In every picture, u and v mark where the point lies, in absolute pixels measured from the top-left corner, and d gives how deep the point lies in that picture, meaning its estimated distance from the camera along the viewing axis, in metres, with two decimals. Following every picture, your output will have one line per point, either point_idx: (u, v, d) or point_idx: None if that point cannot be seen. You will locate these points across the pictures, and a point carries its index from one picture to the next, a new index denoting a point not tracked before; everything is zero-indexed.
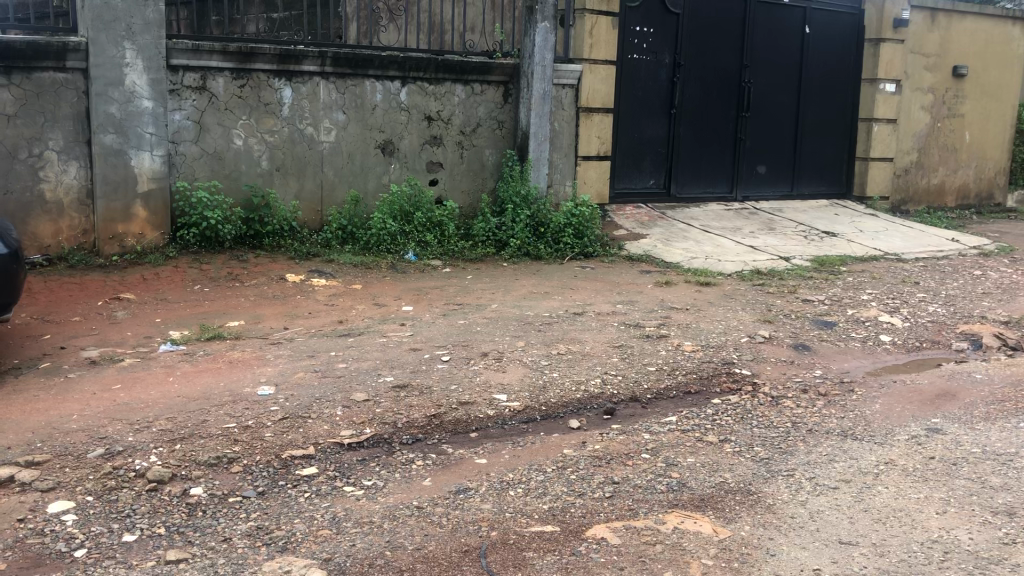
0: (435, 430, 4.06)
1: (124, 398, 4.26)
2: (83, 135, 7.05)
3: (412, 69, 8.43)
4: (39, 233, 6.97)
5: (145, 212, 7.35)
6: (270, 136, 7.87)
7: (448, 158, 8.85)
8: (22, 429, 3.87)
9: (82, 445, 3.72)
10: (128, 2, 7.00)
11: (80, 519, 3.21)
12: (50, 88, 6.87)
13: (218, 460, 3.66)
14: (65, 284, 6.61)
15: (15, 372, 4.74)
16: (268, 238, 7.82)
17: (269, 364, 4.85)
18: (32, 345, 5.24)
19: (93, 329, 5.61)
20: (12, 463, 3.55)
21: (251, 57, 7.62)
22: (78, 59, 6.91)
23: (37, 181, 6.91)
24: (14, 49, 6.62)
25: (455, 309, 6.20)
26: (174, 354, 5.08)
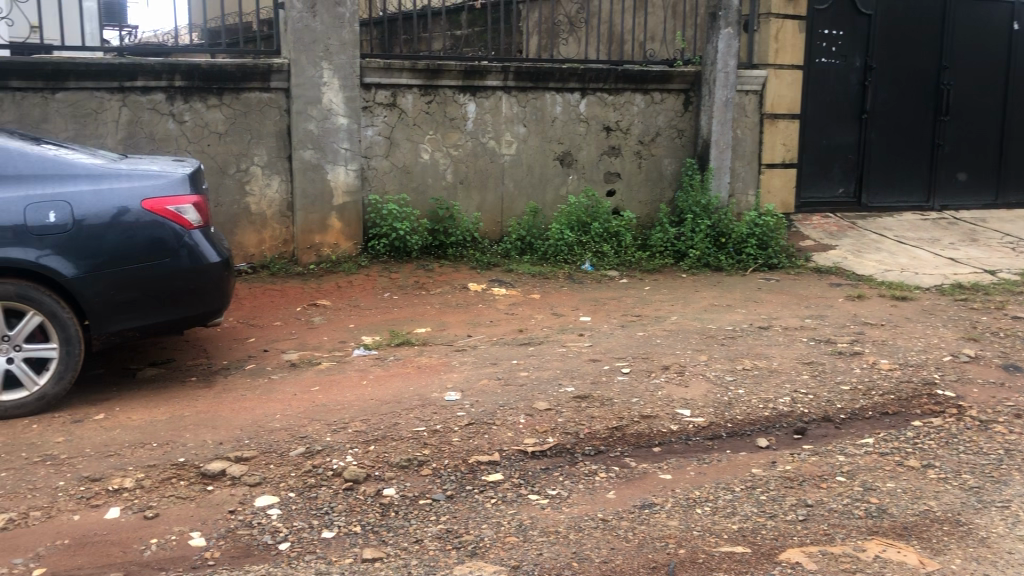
0: (618, 442, 4.03)
1: (321, 400, 4.49)
2: (284, 151, 7.50)
3: (591, 81, 8.45)
4: (245, 242, 7.48)
5: (340, 224, 7.73)
6: (455, 150, 8.11)
7: (626, 168, 8.82)
8: (231, 426, 4.15)
9: (284, 443, 3.94)
10: (326, 24, 7.40)
11: (284, 514, 3.39)
12: (256, 107, 7.35)
13: (409, 462, 3.78)
14: (267, 290, 7.05)
15: (224, 373, 5.10)
16: (452, 248, 8.04)
17: (454, 370, 4.97)
18: (239, 347, 5.62)
19: (292, 334, 5.94)
20: (224, 457, 3.81)
21: (438, 74, 7.87)
22: (281, 80, 7.37)
23: (244, 195, 7.41)
24: (227, 72, 7.15)
25: (635, 321, 6.16)
26: (367, 358, 5.30)
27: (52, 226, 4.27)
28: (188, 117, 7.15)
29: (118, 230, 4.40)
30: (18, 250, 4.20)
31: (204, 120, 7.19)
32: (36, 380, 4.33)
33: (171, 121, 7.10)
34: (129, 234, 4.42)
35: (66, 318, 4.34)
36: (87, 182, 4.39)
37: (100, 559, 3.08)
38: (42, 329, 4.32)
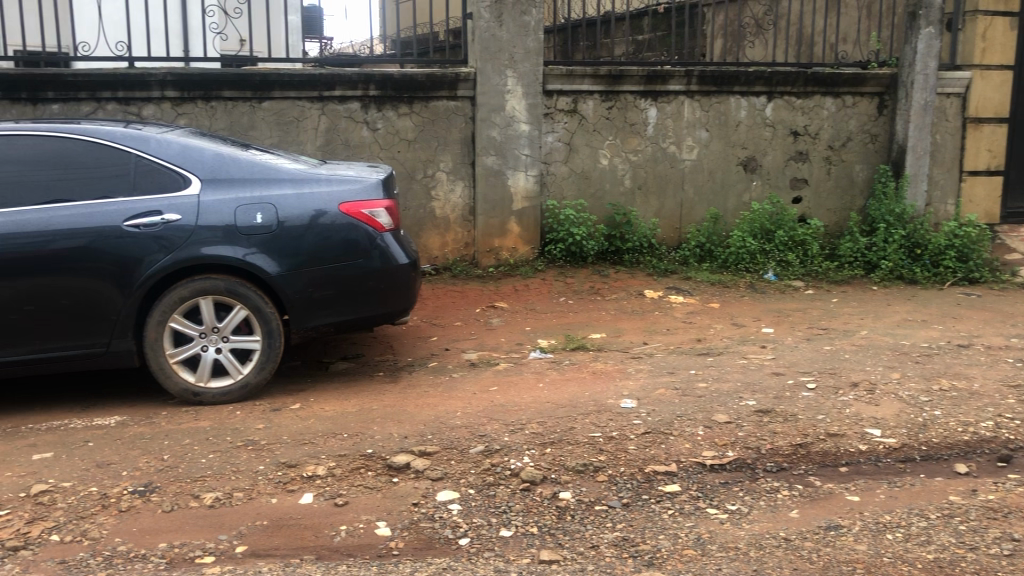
0: (802, 460, 3.88)
1: (500, 400, 4.59)
2: (469, 157, 7.71)
3: (778, 84, 8.21)
4: (429, 245, 7.75)
5: (519, 228, 7.86)
6: (634, 155, 8.07)
7: (814, 174, 8.50)
8: (415, 422, 4.31)
9: (465, 441, 4.05)
10: (512, 33, 7.56)
11: (464, 510, 3.49)
12: (443, 114, 7.59)
13: (586, 467, 3.80)
14: (449, 291, 7.27)
15: (408, 369, 5.30)
16: (628, 254, 7.99)
17: (631, 377, 4.95)
18: (422, 345, 5.83)
19: (472, 334, 6.10)
20: (409, 451, 3.96)
21: (620, 80, 7.87)
22: (467, 88, 7.58)
23: (429, 199, 7.67)
24: (417, 81, 7.43)
25: (821, 334, 5.91)
26: (544, 361, 5.37)
27: (258, 227, 4.59)
28: (379, 125, 7.48)
29: (315, 232, 4.66)
30: (228, 249, 4.54)
31: (395, 127, 7.51)
32: (240, 369, 4.66)
33: (364, 128, 7.45)
34: (325, 235, 4.67)
35: (268, 313, 4.64)
36: (290, 186, 4.69)
37: (295, 541, 3.28)
38: (247, 323, 4.64)
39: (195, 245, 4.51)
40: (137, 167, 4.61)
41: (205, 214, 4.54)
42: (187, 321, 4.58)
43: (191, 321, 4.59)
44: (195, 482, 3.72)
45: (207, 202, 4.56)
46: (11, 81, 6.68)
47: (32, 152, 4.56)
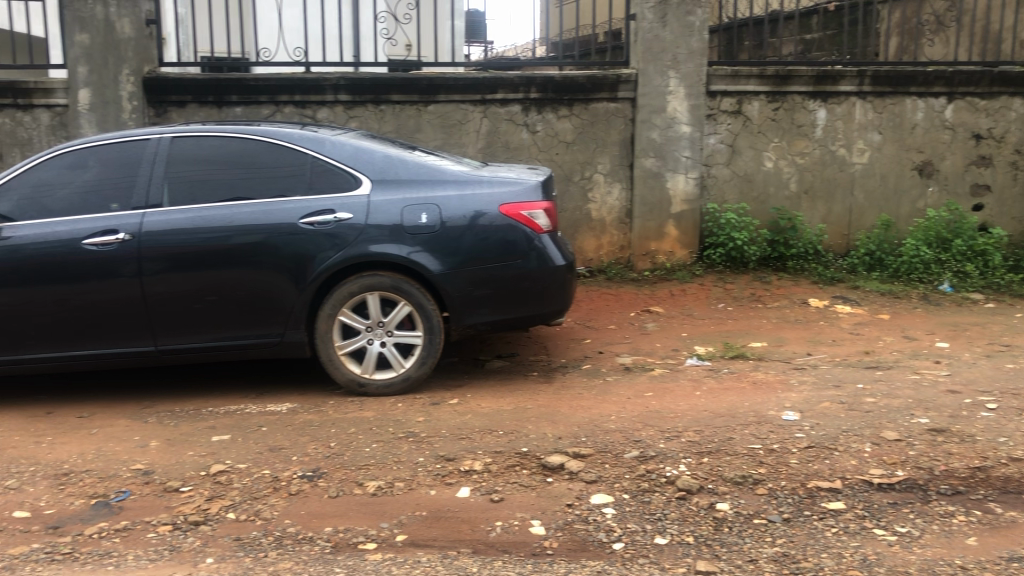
0: (981, 484, 3.64)
1: (656, 406, 4.54)
2: (628, 159, 7.67)
3: (960, 84, 7.76)
4: (585, 247, 7.77)
5: (677, 232, 7.75)
6: (801, 158, 7.81)
7: (998, 180, 7.97)
8: (570, 423, 4.32)
9: (620, 445, 4.03)
10: (675, 33, 7.49)
11: (619, 515, 3.47)
12: (603, 116, 7.59)
13: (744, 479, 3.70)
14: (604, 294, 7.25)
15: (563, 371, 5.32)
16: (792, 261, 7.70)
17: (794, 389, 4.78)
18: (576, 347, 5.84)
19: (627, 338, 6.06)
20: (564, 452, 3.98)
21: (788, 80, 7.64)
22: (628, 90, 7.55)
23: (586, 201, 7.69)
24: (578, 83, 7.47)
25: (1003, 351, 5.53)
26: (701, 368, 5.28)
27: (423, 227, 4.72)
28: (540, 127, 7.54)
29: (476, 232, 4.75)
30: (394, 247, 4.70)
31: (555, 130, 7.56)
32: (402, 364, 4.82)
33: (525, 131, 7.53)
34: (486, 236, 4.75)
35: (430, 310, 4.76)
36: (455, 188, 4.80)
37: (452, 534, 3.35)
38: (410, 319, 4.78)
39: (364, 243, 4.69)
40: (312, 167, 4.84)
41: (374, 213, 4.71)
42: (355, 315, 4.77)
43: (358, 315, 4.78)
44: (359, 471, 3.87)
45: (376, 202, 4.73)
46: (200, 85, 7.16)
47: (219, 153, 4.87)
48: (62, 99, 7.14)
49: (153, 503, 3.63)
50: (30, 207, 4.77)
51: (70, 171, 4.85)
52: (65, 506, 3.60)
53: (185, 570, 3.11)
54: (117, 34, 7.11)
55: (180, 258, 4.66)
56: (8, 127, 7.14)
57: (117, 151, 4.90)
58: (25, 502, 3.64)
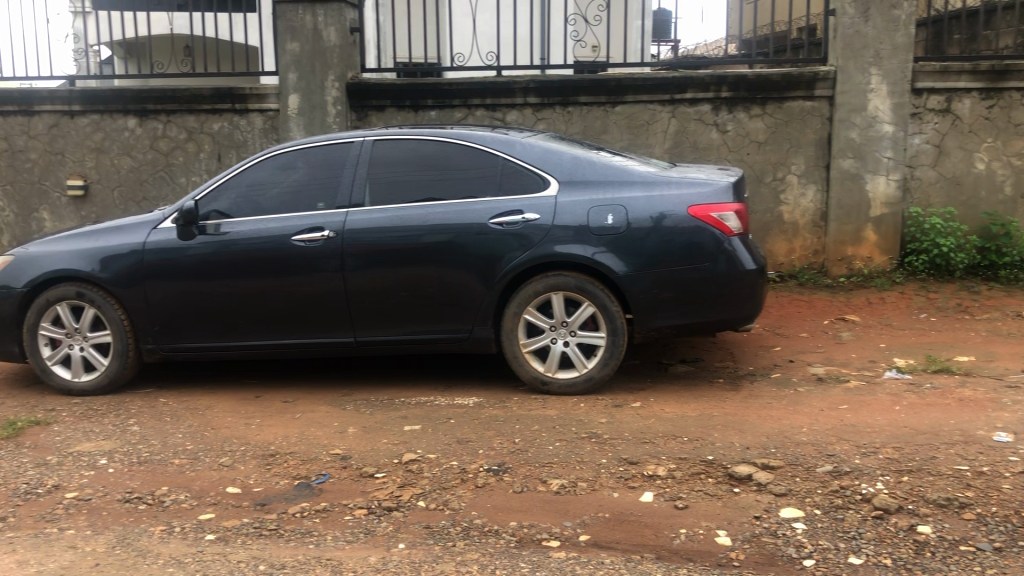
0: None
1: (851, 420, 4.33)
2: (824, 160, 7.36)
3: None
4: (775, 251, 7.52)
5: (876, 236, 7.33)
6: (1018, 159, 7.23)
7: None
8: (758, 433, 4.20)
9: (811, 459, 3.88)
10: (879, 28, 7.14)
11: (809, 530, 3.33)
12: (797, 116, 7.32)
13: (949, 502, 3.46)
14: (794, 300, 7.00)
15: (751, 378, 5.17)
16: (1006, 270, 7.14)
17: (1007, 409, 4.42)
18: (765, 355, 5.66)
19: (820, 347, 5.82)
20: (751, 462, 3.87)
21: (1005, 75, 7.12)
22: (826, 88, 7.25)
23: (778, 203, 7.44)
24: (772, 81, 7.25)
25: None
26: (901, 382, 4.98)
27: (609, 227, 4.72)
28: (730, 127, 7.37)
29: (662, 234, 4.68)
30: (579, 247, 4.72)
31: (746, 129, 7.36)
32: (586, 364, 4.83)
33: (714, 130, 7.38)
34: (672, 238, 4.68)
35: (614, 311, 4.75)
36: (642, 188, 4.76)
37: (635, 537, 3.33)
38: (594, 320, 4.79)
39: (551, 243, 4.74)
40: (503, 168, 4.94)
41: (561, 214, 4.75)
42: (540, 314, 4.83)
43: (543, 314, 4.84)
44: (543, 468, 3.92)
45: (563, 203, 4.77)
46: (398, 90, 7.48)
47: (414, 155, 5.07)
48: (273, 104, 7.64)
49: (350, 487, 3.82)
50: (245, 206, 5.14)
51: (280, 172, 5.18)
52: (271, 485, 3.85)
53: (379, 553, 3.25)
54: (323, 42, 7.52)
55: (378, 254, 4.89)
56: (226, 131, 7.73)
57: (323, 153, 5.19)
58: (236, 478, 3.93)
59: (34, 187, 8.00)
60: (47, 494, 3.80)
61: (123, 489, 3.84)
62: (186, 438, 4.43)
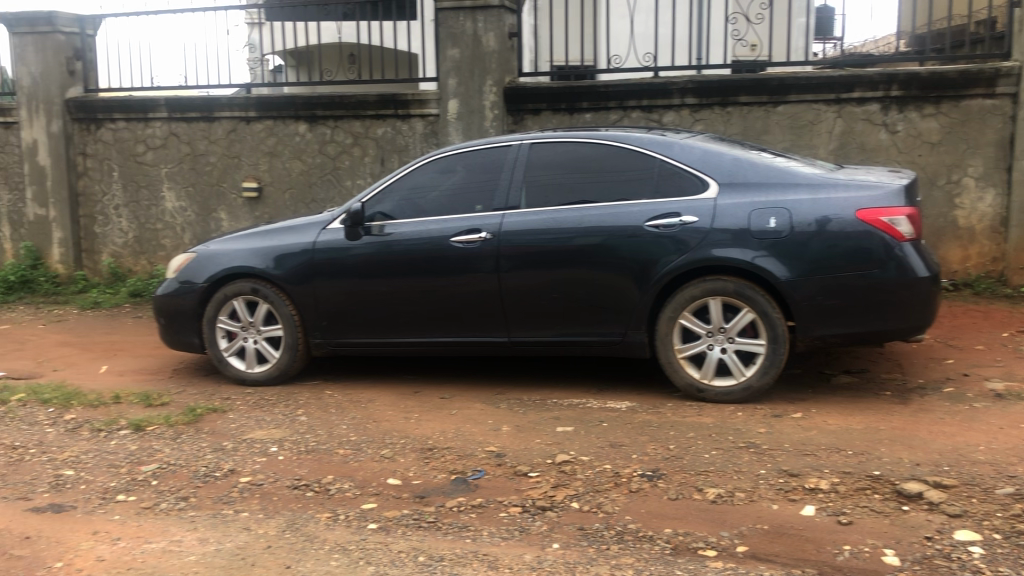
0: None
1: None
2: (1005, 161, 6.89)
3: None
4: (948, 258, 7.10)
5: None
6: None
7: None
8: (930, 450, 3.98)
9: (990, 480, 3.64)
10: None
11: (988, 556, 3.12)
12: (976, 115, 6.90)
13: None
14: (969, 311, 6.60)
15: (921, 392, 4.90)
16: None
17: None
18: (937, 368, 5.36)
19: (998, 361, 5.46)
20: (922, 480, 3.67)
21: None
22: (1009, 84, 6.81)
23: (952, 208, 7.02)
24: (948, 79, 6.86)
25: None
26: None
27: (771, 231, 4.59)
28: (900, 127, 7.03)
29: (827, 238, 4.51)
30: (738, 251, 4.61)
31: (918, 129, 7.00)
32: (743, 372, 4.71)
33: (883, 131, 7.05)
34: (837, 242, 4.50)
35: (775, 319, 4.61)
36: (806, 190, 4.60)
37: (796, 552, 3.22)
38: (754, 326, 4.67)
39: (709, 247, 4.65)
40: (660, 170, 4.88)
41: (721, 217, 4.66)
42: (697, 320, 4.75)
43: (699, 319, 4.75)
44: (699, 476, 3.85)
45: (723, 205, 4.67)
46: (554, 93, 7.54)
47: (571, 157, 5.09)
48: (434, 109, 7.84)
49: (505, 484, 3.88)
50: (407, 207, 5.30)
51: (441, 175, 5.32)
52: (429, 479, 3.96)
53: (534, 551, 3.28)
54: (483, 47, 7.65)
55: (533, 256, 4.94)
56: (389, 135, 8.00)
57: (482, 156, 5.29)
58: (397, 470, 4.06)
59: (213, 189, 8.53)
60: (224, 477, 4.05)
61: (292, 475, 4.04)
62: (350, 429, 4.61)
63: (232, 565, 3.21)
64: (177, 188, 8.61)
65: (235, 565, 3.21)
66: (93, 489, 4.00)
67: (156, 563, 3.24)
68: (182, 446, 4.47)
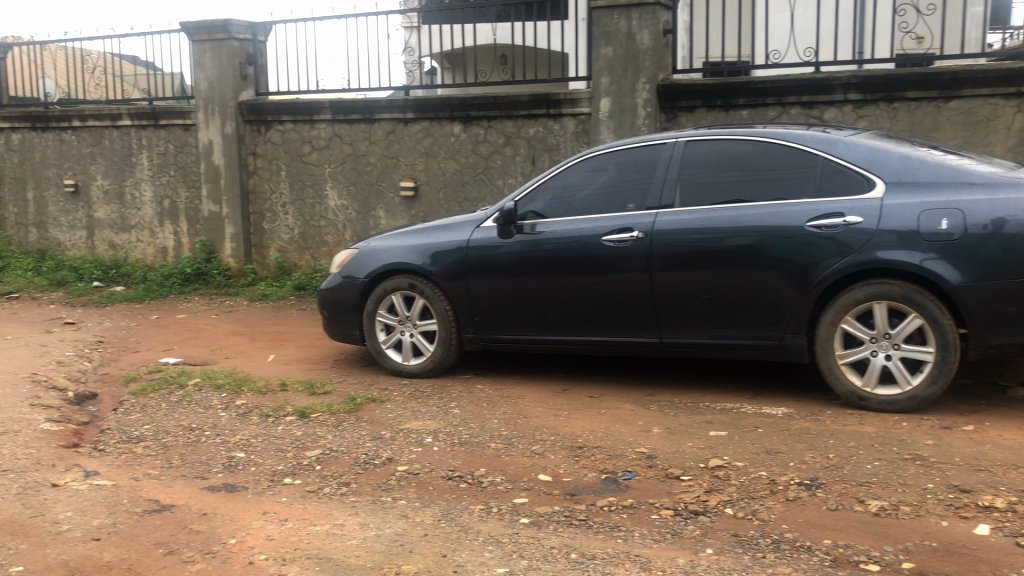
0: None
1: None
2: None
3: None
4: None
5: None
6: None
7: None
8: None
9: None
10: None
11: None
12: None
13: None
14: None
15: None
16: None
17: None
18: None
19: None
20: None
21: None
22: None
23: None
24: None
25: None
26: None
27: (942, 233, 4.34)
28: None
29: (1003, 241, 4.22)
30: (906, 254, 4.39)
31: None
32: (910, 381, 4.48)
33: None
34: (1014, 246, 4.20)
35: (945, 325, 4.37)
36: (982, 189, 4.32)
37: (968, 572, 3.04)
38: (922, 333, 4.44)
39: (873, 249, 4.46)
40: (823, 169, 4.71)
41: (887, 217, 4.45)
42: (860, 325, 4.56)
43: (863, 324, 4.56)
44: (861, 487, 3.70)
45: (890, 205, 4.47)
46: (709, 90, 7.40)
47: (728, 155, 4.98)
48: (586, 108, 7.86)
49: (657, 486, 3.85)
50: (559, 206, 5.34)
51: (593, 174, 5.32)
52: (580, 477, 3.97)
53: (687, 555, 3.24)
54: (637, 45, 7.59)
55: (686, 256, 4.87)
56: (541, 135, 8.07)
57: (635, 155, 5.26)
58: (548, 467, 4.10)
59: (372, 188, 8.85)
60: (382, 466, 4.20)
61: (447, 466, 4.15)
62: (501, 424, 4.69)
63: (391, 551, 3.33)
64: (339, 187, 8.98)
65: (394, 551, 3.32)
66: (262, 471, 4.23)
67: (320, 545, 3.40)
68: (343, 433, 4.66)
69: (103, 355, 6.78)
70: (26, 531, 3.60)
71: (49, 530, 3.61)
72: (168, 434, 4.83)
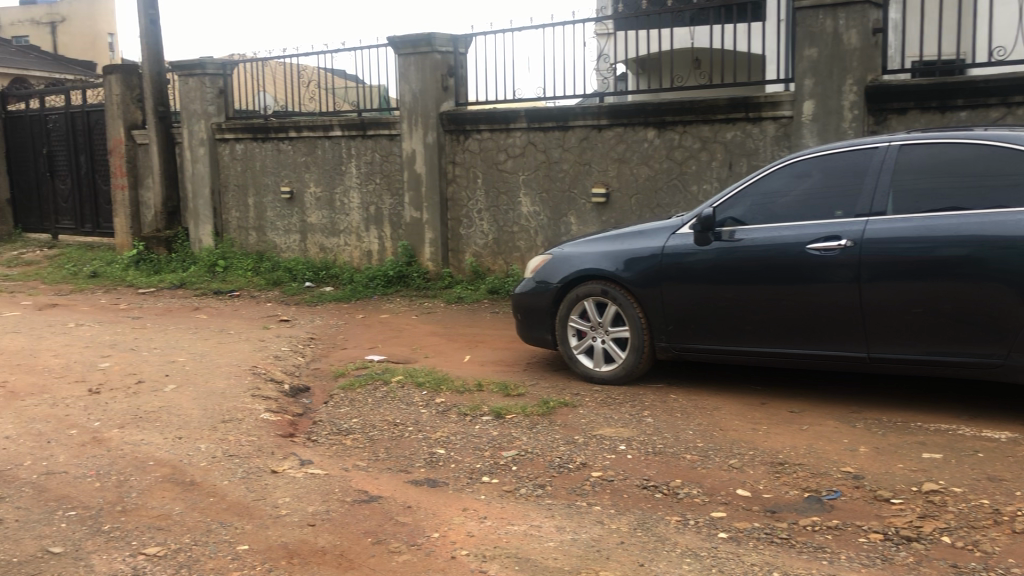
0: None
1: None
2: None
3: None
4: None
5: None
6: None
7: None
8: None
9: None
10: None
11: None
12: None
13: None
14: None
15: None
16: None
17: None
18: None
19: None
20: None
21: None
22: None
23: None
24: None
25: None
26: None
27: None
28: None
29: None
30: None
31: None
32: None
33: None
34: None
35: None
36: None
37: None
38: None
39: None
40: None
41: None
42: None
43: None
44: None
45: None
46: (923, 91, 6.99)
47: (946, 160, 4.67)
48: (788, 112, 7.60)
49: (864, 508, 3.66)
50: (760, 214, 5.19)
51: (796, 180, 5.14)
52: (781, 494, 3.85)
53: None
54: (844, 46, 7.25)
55: (900, 267, 4.61)
56: (739, 139, 7.89)
57: (843, 160, 5.04)
58: (747, 482, 3.99)
59: (565, 195, 8.95)
60: (576, 470, 4.23)
61: (641, 475, 4.13)
62: (696, 435, 4.62)
63: (587, 556, 3.35)
64: (532, 194, 9.15)
65: (590, 556, 3.35)
66: (462, 469, 4.37)
67: (518, 545, 3.47)
68: (537, 436, 4.74)
69: (314, 351, 7.23)
70: (251, 512, 3.90)
71: (271, 513, 3.89)
72: (373, 428, 5.09)
